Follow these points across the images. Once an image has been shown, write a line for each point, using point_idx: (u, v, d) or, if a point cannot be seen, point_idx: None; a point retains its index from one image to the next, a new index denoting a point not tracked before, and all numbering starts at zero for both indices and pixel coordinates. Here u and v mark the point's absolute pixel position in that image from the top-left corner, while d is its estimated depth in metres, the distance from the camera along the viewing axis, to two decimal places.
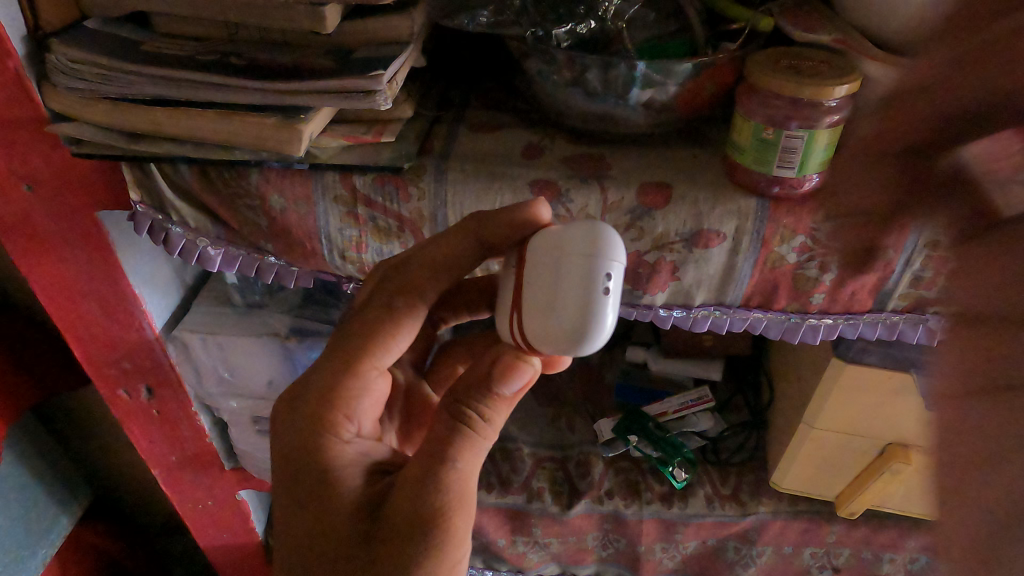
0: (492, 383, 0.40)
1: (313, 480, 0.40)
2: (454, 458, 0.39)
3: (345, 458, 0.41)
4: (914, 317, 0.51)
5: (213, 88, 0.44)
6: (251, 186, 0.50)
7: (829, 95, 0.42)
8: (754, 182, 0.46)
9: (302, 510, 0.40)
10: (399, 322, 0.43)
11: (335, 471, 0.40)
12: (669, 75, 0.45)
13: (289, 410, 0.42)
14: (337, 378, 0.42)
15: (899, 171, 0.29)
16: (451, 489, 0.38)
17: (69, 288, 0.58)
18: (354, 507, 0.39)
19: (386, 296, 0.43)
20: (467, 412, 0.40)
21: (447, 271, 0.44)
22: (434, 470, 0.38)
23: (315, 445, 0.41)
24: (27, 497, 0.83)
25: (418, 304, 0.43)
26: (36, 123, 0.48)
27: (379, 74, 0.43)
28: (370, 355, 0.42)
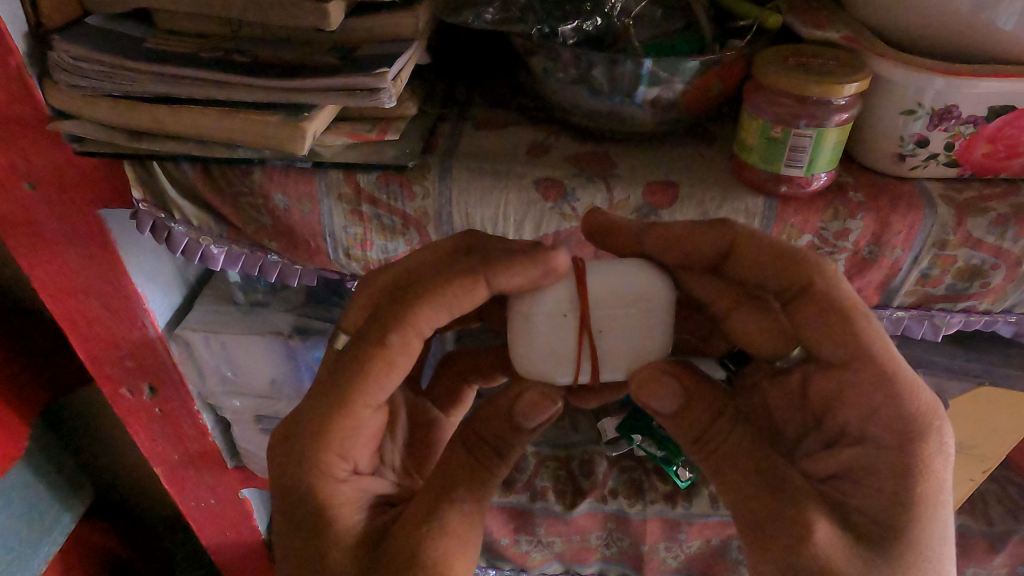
0: (514, 419, 0.44)
1: (312, 519, 0.41)
2: (460, 501, 0.42)
3: (342, 497, 0.42)
4: (921, 313, 0.51)
5: (215, 86, 0.44)
6: (254, 185, 0.49)
7: (838, 93, 0.41)
8: (762, 182, 0.46)
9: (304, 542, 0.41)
10: (396, 363, 0.41)
11: (335, 509, 0.41)
12: (676, 73, 0.45)
13: (286, 445, 0.42)
14: (329, 422, 0.41)
15: (752, 265, 0.43)
16: (456, 532, 0.40)
17: (71, 287, 0.58)
18: (355, 545, 0.41)
19: (378, 333, 0.41)
20: (482, 449, 0.44)
21: (446, 309, 0.41)
22: (443, 512, 0.41)
23: (315, 481, 0.41)
24: (29, 495, 0.83)
25: (415, 339, 0.41)
26: (38, 121, 0.48)
27: (383, 72, 0.43)
28: (363, 395, 0.41)
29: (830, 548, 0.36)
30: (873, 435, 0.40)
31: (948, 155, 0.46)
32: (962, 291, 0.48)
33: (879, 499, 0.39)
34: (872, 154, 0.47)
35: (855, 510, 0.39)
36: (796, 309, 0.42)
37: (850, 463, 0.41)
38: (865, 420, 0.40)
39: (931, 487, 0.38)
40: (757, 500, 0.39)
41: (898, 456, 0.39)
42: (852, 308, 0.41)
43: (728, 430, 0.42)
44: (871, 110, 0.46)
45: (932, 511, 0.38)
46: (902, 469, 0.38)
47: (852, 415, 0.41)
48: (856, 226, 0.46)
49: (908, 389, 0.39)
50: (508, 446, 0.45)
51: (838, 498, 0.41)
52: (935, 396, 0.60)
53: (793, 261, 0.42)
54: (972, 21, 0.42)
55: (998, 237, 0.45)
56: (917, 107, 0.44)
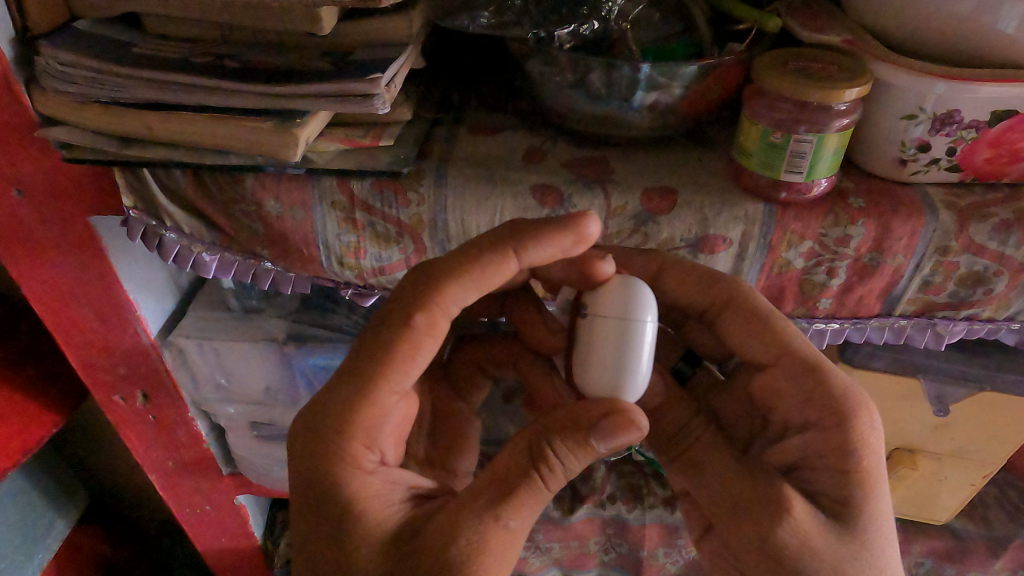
0: (585, 433, 0.39)
1: (337, 513, 0.39)
2: (506, 517, 0.38)
3: (371, 491, 0.39)
4: (923, 322, 0.50)
5: (206, 92, 0.43)
6: (246, 191, 0.48)
7: (839, 98, 0.41)
8: (761, 188, 0.45)
9: (327, 535, 0.39)
10: (424, 343, 0.40)
11: (361, 502, 0.39)
12: (674, 77, 0.44)
13: (308, 432, 0.40)
14: (353, 409, 0.39)
15: (679, 289, 0.46)
16: (491, 540, 0.37)
17: (62, 294, 0.57)
18: (381, 542, 0.38)
19: (399, 316, 0.40)
20: (541, 456, 0.39)
21: (476, 287, 0.40)
22: (479, 519, 0.37)
23: (337, 471, 0.39)
24: (22, 502, 0.82)
25: (441, 319, 0.40)
26: (27, 127, 0.47)
27: (377, 78, 0.42)
28: (388, 379, 0.40)
29: (806, 529, 0.39)
30: (813, 420, 0.44)
31: (950, 160, 0.45)
32: (964, 298, 0.48)
33: (830, 476, 0.42)
34: (873, 159, 0.47)
35: (818, 489, 0.42)
36: (720, 321, 0.46)
37: (801, 453, 0.44)
38: (801, 407, 0.44)
39: (872, 460, 0.42)
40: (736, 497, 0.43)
41: (836, 436, 0.42)
42: (769, 313, 0.44)
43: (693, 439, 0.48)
44: (872, 115, 0.45)
45: (877, 483, 0.41)
46: (840, 448, 0.42)
47: (793, 406, 0.45)
48: (858, 233, 0.45)
49: (829, 376, 0.43)
50: (566, 454, 0.39)
51: (804, 485, 0.43)
52: (936, 401, 0.60)
53: (721, 281, 0.45)
54: (972, 24, 0.42)
55: (1001, 243, 0.45)
56: (918, 111, 0.44)
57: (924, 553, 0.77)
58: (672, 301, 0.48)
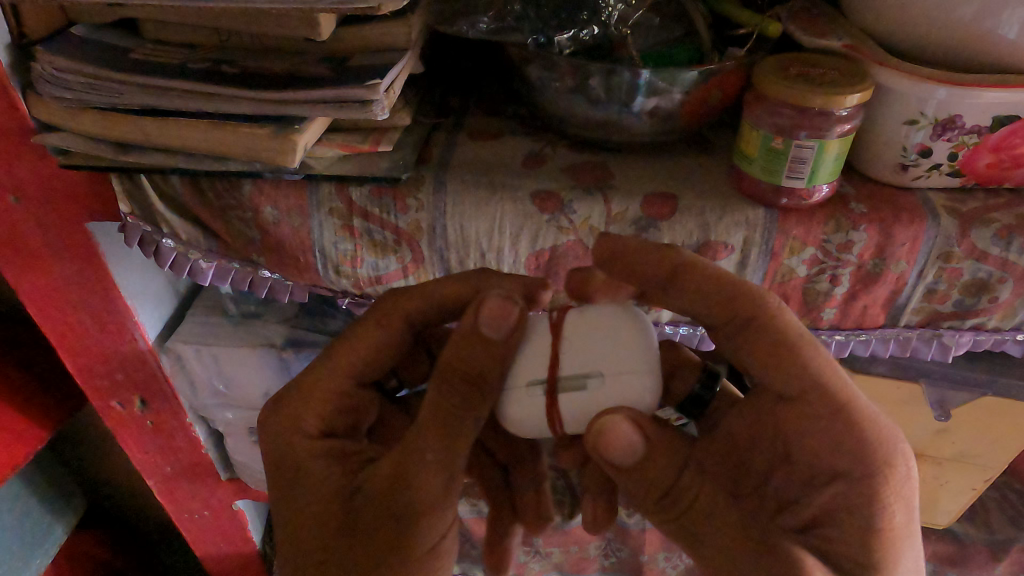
0: (495, 351, 0.39)
1: (290, 472, 0.46)
2: (424, 459, 0.41)
3: (314, 454, 0.46)
4: (927, 333, 0.50)
5: (203, 97, 0.43)
6: (244, 197, 0.48)
7: (841, 104, 0.40)
8: (762, 193, 0.45)
9: (293, 492, 0.45)
10: (373, 345, 0.48)
11: (311, 462, 0.45)
12: (675, 82, 0.44)
13: (274, 410, 0.47)
14: (316, 388, 0.47)
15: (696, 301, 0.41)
16: (425, 485, 0.41)
17: (60, 300, 0.57)
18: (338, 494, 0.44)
19: (392, 319, 0.47)
20: (468, 391, 0.40)
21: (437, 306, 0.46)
22: (410, 469, 0.41)
23: (295, 440, 0.46)
24: (19, 507, 0.82)
25: (385, 329, 0.47)
26: (24, 134, 0.47)
27: (375, 83, 0.42)
28: (340, 367, 0.47)
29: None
30: (844, 469, 0.40)
31: (952, 165, 0.45)
32: (969, 307, 0.48)
33: (852, 531, 0.40)
34: (874, 164, 0.47)
35: (839, 552, 0.40)
36: (747, 338, 0.41)
37: (823, 504, 0.41)
38: (832, 452, 0.41)
39: (901, 516, 0.40)
40: (733, 548, 0.38)
41: (856, 493, 0.40)
42: (806, 342, 0.40)
43: (696, 484, 0.40)
44: (873, 120, 0.45)
45: (905, 544, 0.40)
46: (868, 503, 0.39)
47: (813, 447, 0.41)
48: (860, 238, 0.45)
49: (868, 428, 0.40)
50: (491, 386, 0.40)
51: (820, 544, 0.41)
52: (937, 408, 0.60)
53: (748, 298, 0.40)
54: (974, 29, 0.41)
55: (1003, 249, 0.44)
56: (920, 116, 0.43)
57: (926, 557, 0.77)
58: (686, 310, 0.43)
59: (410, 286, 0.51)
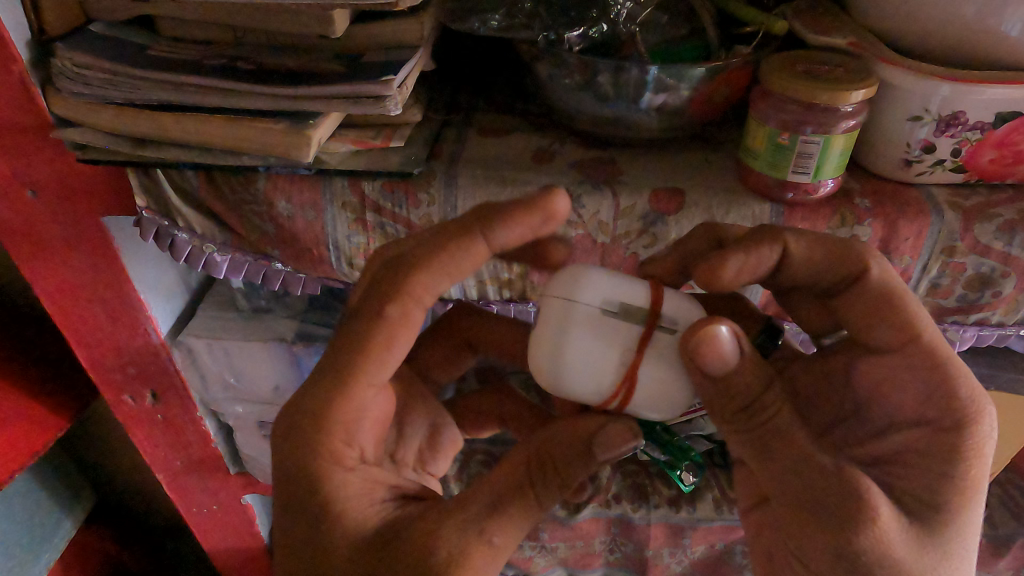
0: (596, 451, 0.40)
1: (314, 509, 0.39)
2: (490, 533, 0.37)
3: (350, 490, 0.39)
4: (934, 330, 0.51)
5: (220, 93, 0.43)
6: (257, 191, 0.49)
7: (846, 100, 0.41)
8: (768, 188, 0.46)
9: (309, 533, 0.38)
10: (399, 334, 0.38)
11: (340, 500, 0.39)
12: (682, 78, 0.45)
13: (288, 424, 0.40)
14: (331, 406, 0.38)
15: (807, 267, 0.42)
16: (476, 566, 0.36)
17: (74, 293, 0.58)
18: (365, 542, 0.38)
19: (386, 290, 0.37)
20: (552, 471, 0.39)
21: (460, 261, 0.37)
22: (467, 544, 0.37)
23: (318, 469, 0.39)
24: (29, 501, 0.83)
25: (415, 310, 0.38)
26: (42, 130, 0.48)
27: (389, 79, 0.42)
28: (365, 372, 0.38)
29: (889, 539, 0.37)
30: (931, 418, 0.41)
31: (955, 162, 0.45)
32: (973, 302, 0.49)
33: (928, 477, 0.40)
34: (878, 160, 0.47)
35: (907, 490, 0.40)
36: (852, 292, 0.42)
37: (898, 450, 0.42)
38: (918, 404, 0.41)
39: (976, 470, 0.39)
40: (801, 479, 0.37)
41: (950, 441, 0.40)
42: (903, 295, 0.41)
43: (776, 403, 0.38)
44: (878, 116, 0.46)
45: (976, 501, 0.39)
46: (950, 454, 0.39)
47: (900, 403, 0.42)
48: (865, 233, 0.46)
49: (948, 377, 0.40)
50: (574, 471, 0.40)
51: (889, 481, 0.41)
52: None
53: (850, 252, 0.41)
54: (978, 27, 0.42)
55: (1006, 243, 0.45)
56: (923, 113, 0.44)
57: None
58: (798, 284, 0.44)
59: None
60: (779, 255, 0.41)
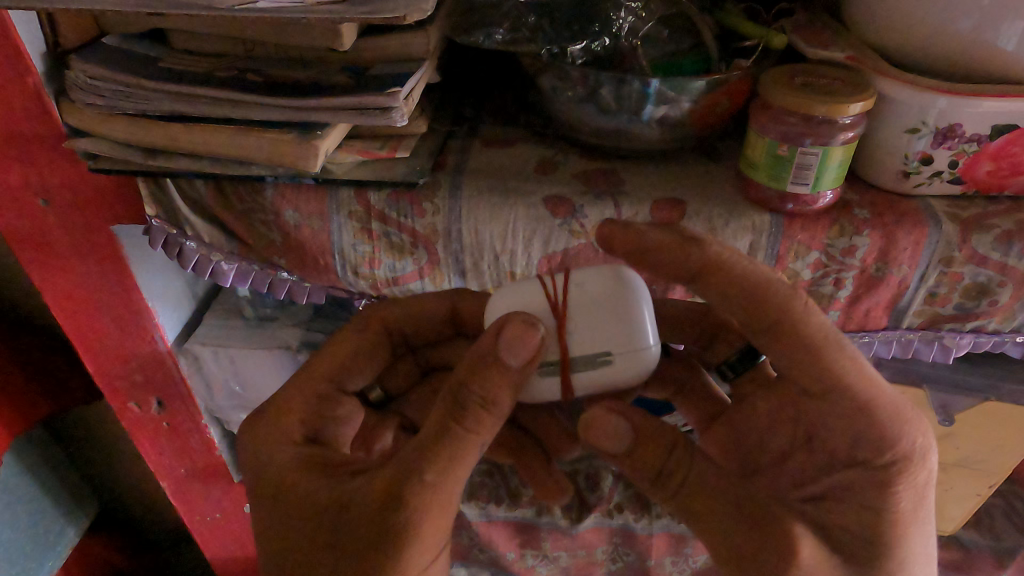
0: (501, 356, 0.38)
1: (274, 490, 0.41)
2: (424, 467, 0.37)
3: (297, 460, 0.42)
4: (929, 335, 0.51)
5: (229, 104, 0.44)
6: (266, 201, 0.49)
7: (844, 112, 0.42)
8: (768, 199, 0.46)
9: (271, 508, 0.41)
10: (459, 441, 0.37)
11: (286, 476, 0.41)
12: (683, 91, 0.46)
13: (254, 424, 0.45)
14: (292, 401, 0.45)
15: (722, 299, 0.38)
16: (417, 497, 0.36)
17: (82, 301, 0.59)
18: (312, 509, 0.39)
19: (453, 386, 0.38)
20: (472, 399, 0.37)
21: (499, 359, 0.38)
22: (404, 483, 0.36)
23: (274, 451, 0.43)
24: (34, 507, 0.83)
25: (475, 398, 0.37)
26: (56, 140, 0.49)
27: (395, 91, 0.43)
28: (322, 372, 0.48)
29: (820, 575, 0.37)
30: (863, 457, 0.40)
31: (952, 173, 0.46)
32: (969, 310, 0.49)
33: (852, 511, 0.41)
34: (876, 171, 0.48)
35: (839, 528, 0.41)
36: (766, 345, 0.39)
37: (846, 480, 0.41)
38: (849, 446, 0.40)
39: (908, 504, 0.40)
40: (740, 516, 0.38)
41: (886, 475, 0.39)
42: (825, 338, 0.38)
43: (685, 466, 0.39)
44: (876, 128, 0.47)
45: (911, 531, 0.40)
46: (882, 491, 0.40)
47: (836, 438, 0.41)
48: (863, 244, 0.47)
49: (884, 412, 0.39)
50: (496, 393, 0.37)
51: (822, 515, 0.41)
52: (940, 412, 0.61)
53: (779, 296, 0.37)
54: (973, 41, 0.43)
55: (1003, 254, 0.46)
56: (920, 125, 0.45)
57: None
58: (713, 310, 0.39)
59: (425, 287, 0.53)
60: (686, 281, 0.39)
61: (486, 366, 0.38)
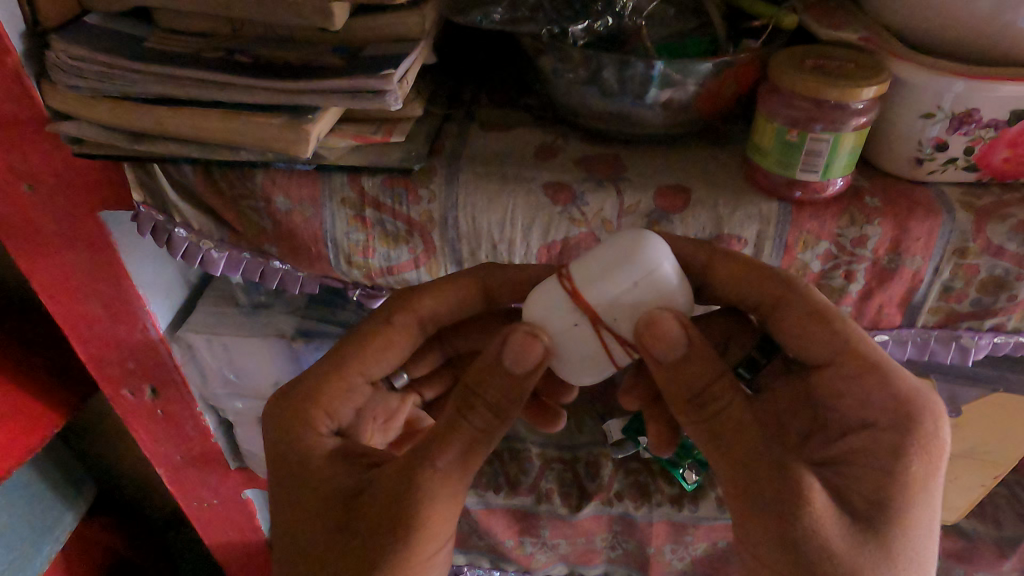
0: (501, 365, 0.40)
1: (295, 473, 0.43)
2: (435, 458, 0.39)
3: (322, 448, 0.44)
4: (947, 334, 0.50)
5: (217, 87, 0.43)
6: (256, 186, 0.48)
7: (857, 97, 0.40)
8: (775, 186, 0.45)
9: (290, 489, 0.43)
10: (461, 439, 0.40)
11: (310, 455, 0.44)
12: (689, 75, 0.44)
13: (278, 407, 0.47)
14: (320, 389, 0.47)
15: (731, 279, 0.44)
16: (428, 482, 0.39)
17: (71, 288, 0.58)
18: (333, 491, 0.42)
19: (459, 393, 0.41)
20: (470, 400, 0.40)
21: (496, 374, 0.40)
22: (415, 467, 0.39)
23: (299, 437, 0.45)
24: (31, 492, 0.83)
25: (475, 401, 0.40)
26: (38, 123, 0.47)
27: (389, 73, 0.42)
28: (361, 363, 0.48)
29: (826, 529, 0.37)
30: (873, 418, 0.41)
31: (968, 160, 0.44)
32: (987, 306, 0.48)
33: (871, 474, 0.39)
34: (889, 157, 0.46)
35: (853, 489, 0.40)
36: (774, 315, 0.44)
37: (852, 448, 0.41)
38: (862, 405, 0.42)
39: (923, 470, 0.39)
40: (740, 462, 0.39)
41: (897, 438, 0.40)
42: (826, 310, 0.43)
43: (725, 395, 0.39)
44: (889, 112, 0.45)
45: (927, 499, 0.39)
46: (894, 452, 0.39)
47: (846, 407, 0.43)
48: (874, 233, 0.45)
49: (889, 370, 0.42)
50: (499, 402, 0.40)
51: (837, 481, 0.41)
52: (948, 404, 0.59)
53: (772, 277, 0.44)
54: (993, 22, 0.41)
55: (1019, 245, 0.44)
56: (936, 110, 0.43)
57: None
58: (718, 297, 0.46)
59: (420, 277, 0.51)
60: (700, 261, 0.44)
61: (487, 372, 0.41)
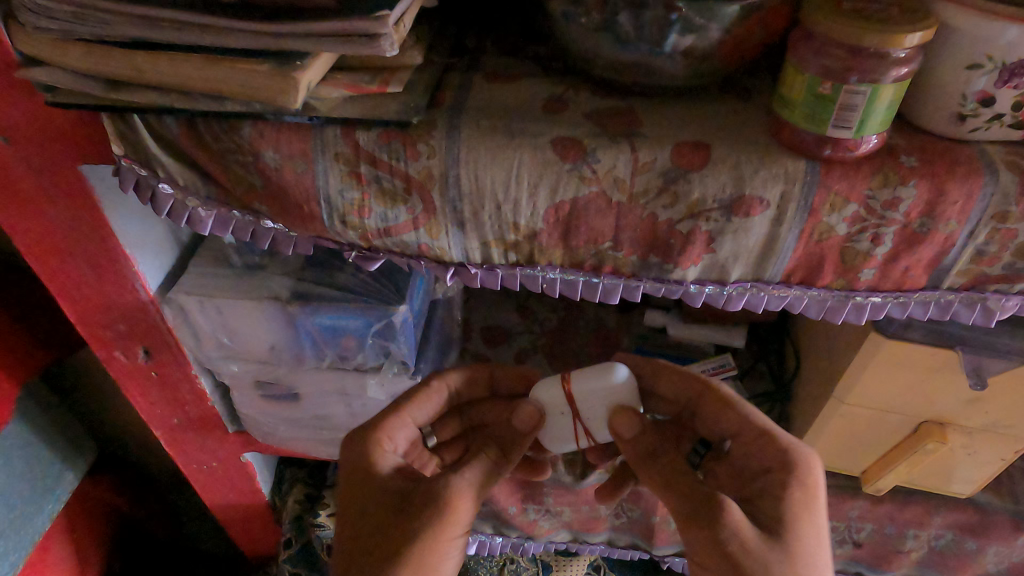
0: (521, 431, 0.55)
1: (361, 479, 0.52)
2: (463, 470, 0.50)
3: (387, 462, 0.53)
4: (971, 296, 0.47)
5: (198, 30, 0.39)
6: (243, 140, 0.45)
7: (898, 45, 0.37)
8: (804, 143, 0.41)
9: (357, 485, 0.52)
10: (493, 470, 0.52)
11: (374, 466, 0.52)
12: (713, 19, 0.40)
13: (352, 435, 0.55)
14: (383, 419, 0.56)
15: (668, 381, 0.59)
16: (456, 493, 0.48)
17: (55, 247, 0.55)
18: (387, 493, 0.50)
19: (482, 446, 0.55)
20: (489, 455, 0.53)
21: (518, 436, 0.55)
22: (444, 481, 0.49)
23: (373, 449, 0.53)
24: (29, 452, 0.82)
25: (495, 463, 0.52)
26: (8, 68, 0.44)
27: (384, 15, 0.38)
28: (418, 403, 0.59)
29: (741, 531, 0.45)
30: (769, 465, 0.51)
31: (1015, 117, 0.41)
32: (1020, 271, 0.44)
33: (770, 507, 0.48)
34: (929, 112, 0.43)
35: (759, 513, 0.48)
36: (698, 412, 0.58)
37: (762, 489, 0.50)
38: (756, 454, 0.52)
39: (798, 496, 0.48)
40: (682, 495, 0.48)
41: (779, 467, 0.50)
42: (732, 401, 0.56)
43: (674, 452, 0.51)
44: (932, 63, 0.41)
45: (809, 525, 0.47)
46: (783, 474, 0.49)
47: (750, 459, 0.53)
48: (908, 195, 0.42)
49: (785, 440, 0.51)
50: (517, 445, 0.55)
51: (751, 509, 0.49)
52: (972, 374, 0.55)
53: (682, 374, 0.58)
54: None
55: None
56: (985, 60, 0.39)
57: (946, 526, 0.72)
58: (657, 393, 0.60)
59: (420, 240, 0.48)
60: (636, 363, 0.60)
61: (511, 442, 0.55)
